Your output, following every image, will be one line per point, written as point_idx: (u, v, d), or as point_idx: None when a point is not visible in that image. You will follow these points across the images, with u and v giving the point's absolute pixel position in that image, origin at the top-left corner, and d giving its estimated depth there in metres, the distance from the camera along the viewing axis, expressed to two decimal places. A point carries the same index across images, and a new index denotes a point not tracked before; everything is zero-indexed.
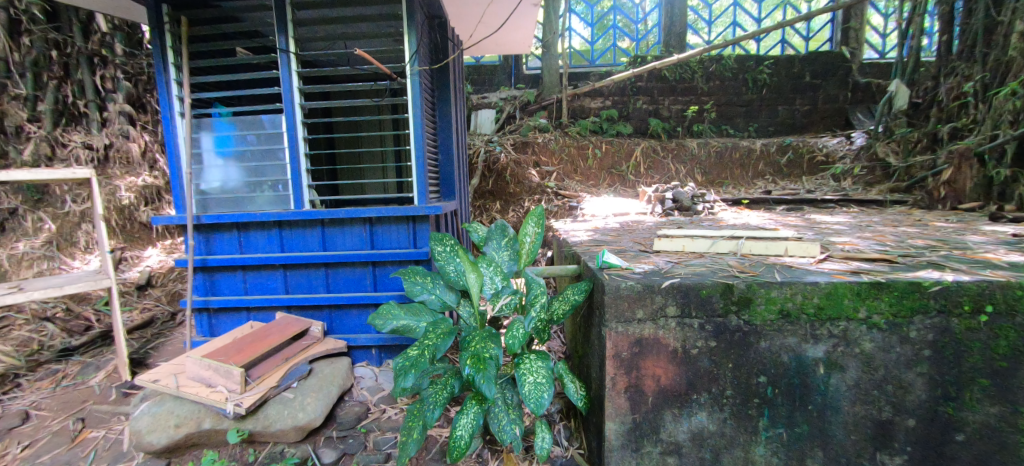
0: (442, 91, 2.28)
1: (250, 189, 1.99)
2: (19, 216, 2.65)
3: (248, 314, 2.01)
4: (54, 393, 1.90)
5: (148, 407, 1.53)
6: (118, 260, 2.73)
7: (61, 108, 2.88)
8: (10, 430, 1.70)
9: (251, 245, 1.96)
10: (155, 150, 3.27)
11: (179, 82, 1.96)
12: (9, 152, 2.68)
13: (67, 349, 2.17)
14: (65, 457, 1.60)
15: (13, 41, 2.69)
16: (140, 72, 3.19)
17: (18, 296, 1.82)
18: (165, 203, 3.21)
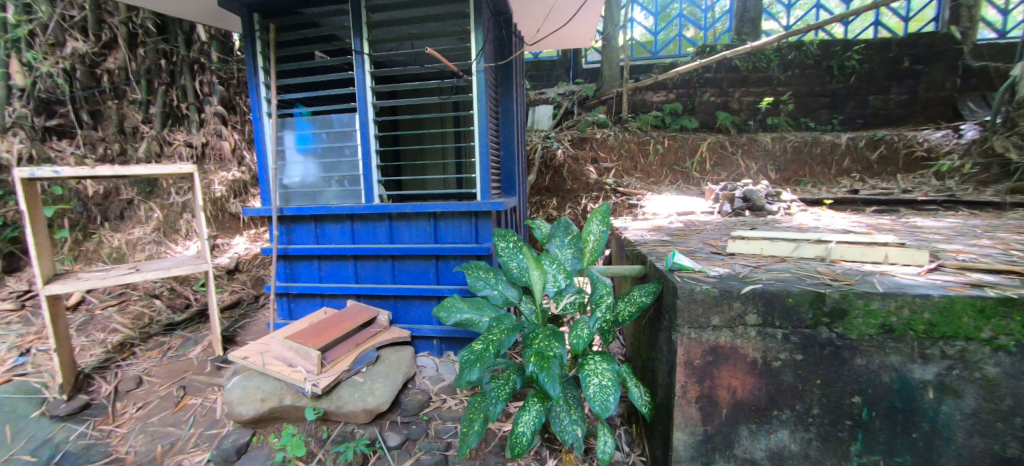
0: (504, 88, 2.28)
1: (326, 183, 2.13)
2: (134, 205, 3.04)
3: (322, 300, 2.15)
4: (161, 362, 2.16)
5: (239, 381, 1.69)
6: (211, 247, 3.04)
7: (168, 111, 3.27)
8: (128, 392, 1.96)
9: (327, 237, 2.10)
10: (243, 148, 3.59)
11: (267, 84, 2.13)
12: (128, 150, 3.09)
13: (171, 324, 2.45)
14: (172, 419, 1.82)
15: (131, 52, 3.07)
16: (232, 76, 3.53)
17: (135, 276, 2.06)
18: (250, 195, 3.52)
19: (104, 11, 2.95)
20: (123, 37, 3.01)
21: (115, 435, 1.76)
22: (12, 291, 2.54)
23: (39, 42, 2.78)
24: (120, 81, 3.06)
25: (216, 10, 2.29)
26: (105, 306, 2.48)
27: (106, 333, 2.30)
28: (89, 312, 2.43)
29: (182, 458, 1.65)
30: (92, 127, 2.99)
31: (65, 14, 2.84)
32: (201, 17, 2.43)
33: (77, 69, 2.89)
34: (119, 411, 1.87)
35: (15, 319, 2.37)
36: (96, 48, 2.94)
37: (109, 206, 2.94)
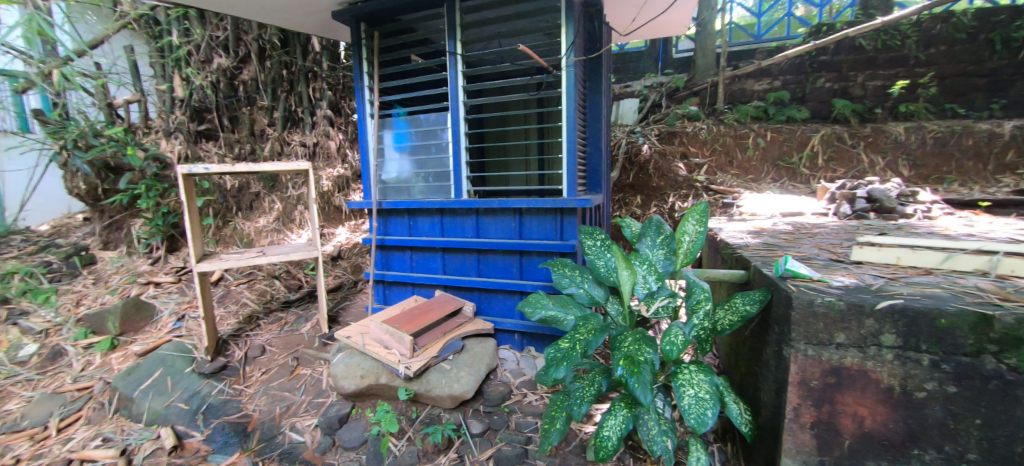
0: (593, 82, 2.23)
1: (419, 179, 2.26)
2: (260, 198, 3.50)
3: (413, 289, 2.29)
4: (279, 334, 2.47)
5: (343, 357, 1.87)
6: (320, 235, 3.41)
7: (287, 115, 3.71)
8: (254, 358, 2.27)
9: (419, 229, 2.23)
10: (346, 146, 3.86)
11: (370, 88, 2.31)
12: (257, 150, 3.60)
13: (287, 301, 2.79)
14: (288, 385, 2.07)
15: (262, 65, 3.52)
16: (340, 81, 3.85)
17: (262, 260, 2.38)
18: (353, 189, 3.82)
19: (240, 30, 3.40)
20: (255, 52, 3.46)
21: (244, 394, 2.05)
22: (172, 267, 3.09)
23: (195, 60, 3.39)
24: (251, 90, 3.57)
25: (328, 22, 2.53)
26: (238, 283, 2.91)
27: (239, 306, 2.70)
28: (226, 287, 2.86)
29: (295, 421, 1.87)
30: (231, 130, 3.58)
31: (212, 34, 3.36)
32: (315, 29, 2.69)
33: (220, 81, 3.44)
34: (248, 374, 2.18)
35: (175, 290, 2.87)
36: (234, 62, 3.43)
37: (242, 198, 3.45)
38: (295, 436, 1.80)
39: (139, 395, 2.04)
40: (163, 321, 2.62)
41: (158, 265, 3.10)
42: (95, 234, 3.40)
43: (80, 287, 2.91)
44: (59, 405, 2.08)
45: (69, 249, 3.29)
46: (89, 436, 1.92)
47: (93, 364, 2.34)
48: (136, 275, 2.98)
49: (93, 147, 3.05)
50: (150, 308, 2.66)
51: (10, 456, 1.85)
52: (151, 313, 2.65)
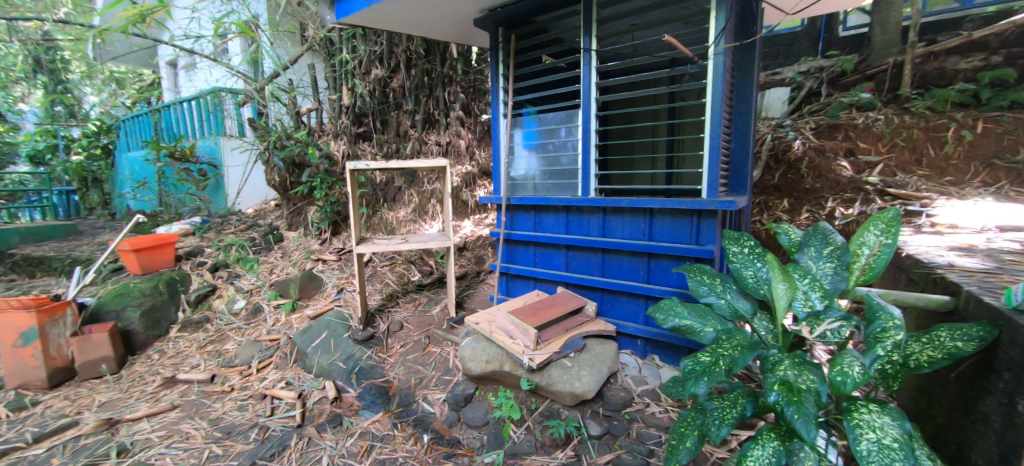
0: (743, 71, 2.00)
1: (546, 177, 2.30)
2: (402, 191, 3.93)
3: (535, 283, 2.35)
4: (414, 314, 2.76)
5: (470, 341, 2.01)
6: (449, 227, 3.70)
7: (426, 117, 3.96)
8: (395, 332, 2.58)
9: (544, 226, 2.28)
10: (475, 145, 4.02)
11: (505, 89, 2.42)
12: (401, 149, 4.05)
13: (421, 285, 3.10)
14: (422, 359, 2.31)
15: (410, 74, 3.84)
16: (473, 84, 3.95)
17: (405, 245, 2.67)
18: (478, 186, 4.00)
19: (393, 44, 3.79)
20: (404, 61, 3.80)
21: (386, 362, 2.34)
22: (334, 247, 3.67)
23: (359, 72, 3.96)
24: (398, 95, 3.96)
25: (468, 29, 2.72)
26: (382, 265, 3.33)
27: (383, 285, 3.09)
28: (374, 268, 3.31)
29: (427, 393, 2.07)
30: (382, 132, 4.09)
31: (371, 49, 3.84)
32: (454, 37, 2.93)
33: (376, 89, 3.94)
34: (389, 345, 2.48)
35: (336, 267, 3.41)
36: (387, 72, 3.87)
37: (387, 191, 3.96)
38: (427, 405, 1.99)
39: (311, 351, 2.47)
40: (327, 291, 3.13)
41: (325, 245, 3.73)
42: (283, 217, 4.25)
43: (272, 259, 3.65)
44: (258, 350, 2.65)
45: (265, 229, 4.15)
46: (276, 379, 2.39)
47: (280, 321, 2.92)
48: (310, 253, 3.63)
49: (286, 148, 3.80)
50: (319, 280, 3.21)
51: (228, 384, 2.40)
52: (319, 284, 3.20)
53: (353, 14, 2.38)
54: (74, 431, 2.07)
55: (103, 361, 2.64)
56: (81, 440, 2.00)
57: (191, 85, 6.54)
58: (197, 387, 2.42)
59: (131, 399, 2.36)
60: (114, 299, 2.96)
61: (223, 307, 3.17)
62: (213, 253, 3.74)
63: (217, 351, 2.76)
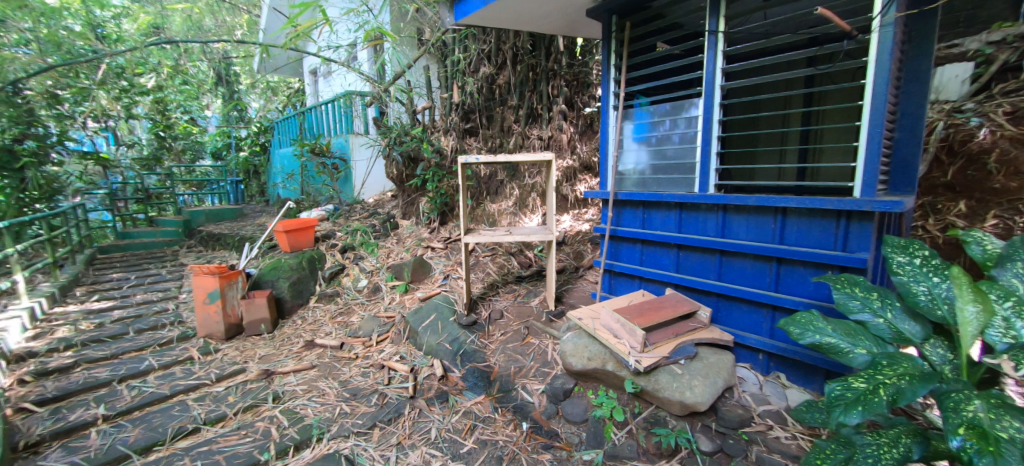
0: (917, 44, 1.65)
1: (658, 171, 2.18)
2: (504, 184, 4.04)
3: (640, 282, 2.26)
4: (514, 304, 2.83)
5: (572, 336, 2.00)
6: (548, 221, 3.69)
7: (530, 112, 3.95)
8: (496, 320, 2.68)
9: (653, 222, 2.16)
10: (577, 139, 3.87)
11: (616, 79, 2.33)
12: (504, 143, 4.13)
13: (520, 276, 3.16)
14: (521, 349, 2.37)
15: (515, 70, 3.88)
16: (576, 77, 3.76)
17: (509, 237, 2.74)
18: (579, 180, 3.93)
19: (500, 42, 3.87)
20: (510, 57, 3.84)
21: (488, 348, 2.43)
22: (442, 236, 3.93)
23: (469, 70, 4.13)
24: (503, 91, 4.04)
25: (579, 21, 2.68)
26: (484, 255, 3.48)
27: (485, 275, 3.23)
28: (477, 257, 3.47)
29: (526, 382, 2.11)
30: (487, 127, 4.23)
31: (481, 48, 3.98)
32: (562, 30, 2.90)
33: (484, 86, 4.08)
34: (491, 332, 2.58)
35: (443, 254, 3.65)
36: (494, 69, 3.98)
37: (491, 184, 4.11)
38: (526, 394, 2.03)
39: (421, 330, 2.68)
40: (435, 277, 3.38)
41: (434, 234, 4.02)
42: (399, 207, 4.69)
43: (389, 244, 4.05)
44: (377, 325, 2.96)
45: (384, 217, 4.62)
46: (392, 352, 2.66)
47: (395, 300, 3.23)
48: (421, 240, 3.94)
49: (404, 143, 4.18)
50: (428, 266, 3.48)
51: (354, 352, 2.72)
52: (428, 269, 3.46)
53: (471, 15, 2.51)
54: (243, 376, 2.52)
55: (262, 322, 3.19)
56: (247, 384, 2.43)
57: (328, 91, 7.53)
58: (330, 351, 2.79)
59: (282, 355, 2.81)
60: (270, 271, 3.53)
61: (349, 284, 3.62)
62: (343, 236, 4.28)
63: (344, 322, 3.15)
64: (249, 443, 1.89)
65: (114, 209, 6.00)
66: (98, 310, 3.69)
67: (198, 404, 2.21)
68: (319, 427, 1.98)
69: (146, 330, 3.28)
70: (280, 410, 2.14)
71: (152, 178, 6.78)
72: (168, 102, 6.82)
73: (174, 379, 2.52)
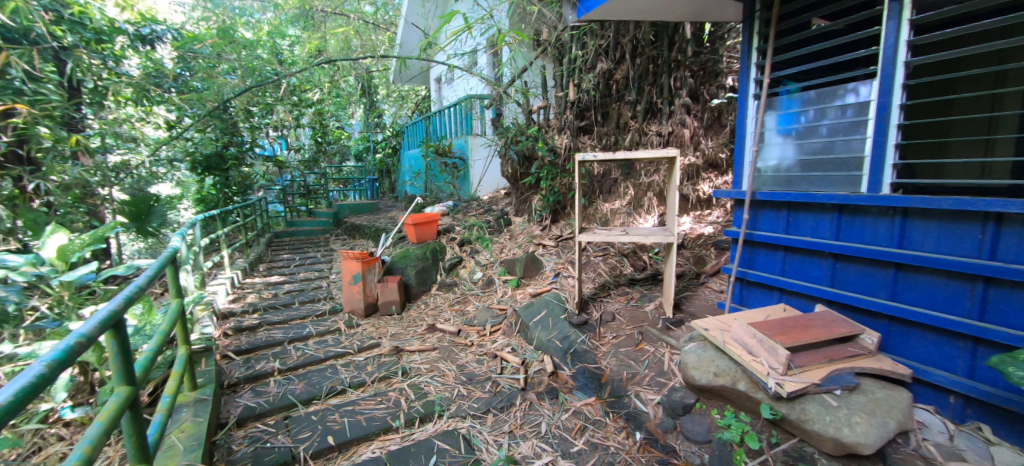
0: None
1: (810, 168, 1.88)
2: (619, 183, 3.88)
3: (780, 295, 1.99)
4: (627, 307, 2.70)
5: (695, 347, 1.84)
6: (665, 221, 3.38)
7: (648, 107, 3.68)
8: (607, 322, 2.59)
9: (801, 227, 1.88)
10: (702, 134, 3.46)
11: (759, 64, 2.07)
12: (620, 140, 3.90)
13: (634, 279, 2.99)
14: (634, 355, 2.26)
15: (634, 63, 3.65)
16: (704, 66, 3.37)
17: (626, 237, 2.60)
18: (701, 179, 3.54)
19: (619, 35, 3.65)
20: (629, 50, 3.60)
21: (599, 350, 2.37)
22: (553, 234, 3.95)
23: (585, 66, 3.96)
24: (620, 86, 3.85)
25: (713, 5, 2.44)
26: (596, 255, 3.39)
27: (596, 275, 3.15)
28: (588, 256, 3.40)
29: (640, 390, 2.01)
30: (602, 124, 4.07)
31: (598, 44, 3.82)
32: (689, 17, 2.69)
33: (600, 82, 3.91)
34: (602, 334, 2.50)
35: (554, 252, 3.67)
36: (611, 64, 3.79)
37: (604, 183, 4.01)
38: (640, 403, 1.93)
39: (532, 325, 2.73)
40: (546, 274, 3.41)
41: (546, 231, 4.06)
42: (513, 204, 4.86)
43: (502, 240, 4.22)
44: (491, 316, 3.11)
45: (498, 213, 4.84)
46: (505, 343, 2.76)
47: (507, 294, 3.36)
48: (533, 237, 4.02)
49: (520, 142, 4.30)
50: (539, 263, 3.52)
51: (469, 340, 2.89)
52: (539, 266, 3.52)
53: (596, 10, 2.45)
54: (378, 350, 2.87)
55: (393, 303, 3.58)
56: (382, 357, 2.75)
57: (451, 95, 8.08)
58: (449, 336, 3.01)
59: (409, 335, 3.11)
60: (401, 259, 3.94)
61: (466, 276, 3.87)
62: (461, 230, 4.59)
63: (461, 310, 3.38)
64: (384, 409, 2.13)
65: (285, 203, 7.34)
66: (274, 283, 4.56)
67: (344, 369, 2.58)
68: (441, 404, 2.15)
69: (307, 302, 3.96)
70: (407, 384, 2.38)
71: (312, 176, 8.12)
72: (325, 112, 8.08)
73: (327, 345, 2.97)
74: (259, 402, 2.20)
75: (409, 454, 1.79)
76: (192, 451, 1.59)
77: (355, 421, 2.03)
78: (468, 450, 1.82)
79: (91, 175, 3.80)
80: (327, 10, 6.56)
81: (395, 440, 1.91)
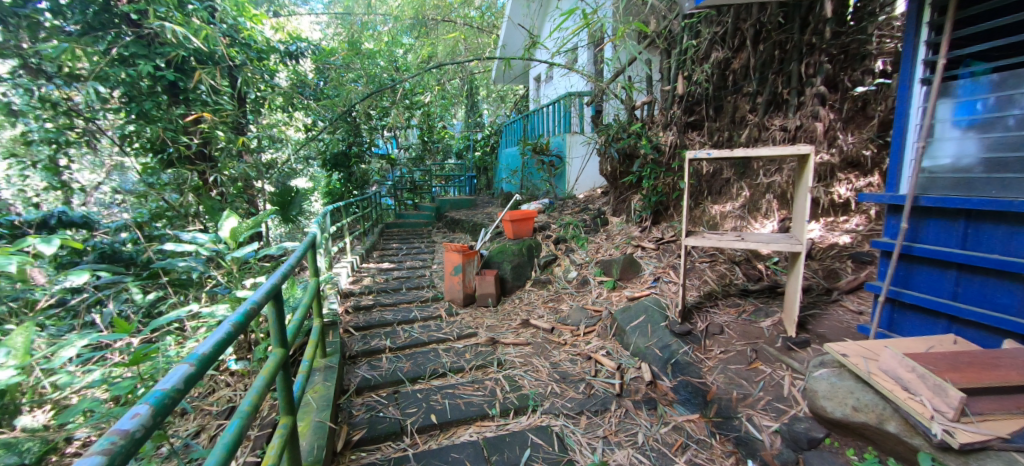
0: None
1: (1003, 169, 1.51)
2: (731, 183, 3.52)
3: (949, 324, 1.64)
4: (737, 321, 2.44)
5: (829, 374, 1.63)
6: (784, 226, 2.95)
7: (772, 98, 3.11)
8: (714, 335, 2.37)
9: (985, 243, 1.52)
10: (840, 129, 2.77)
11: (930, 42, 1.71)
12: (734, 137, 3.42)
13: (747, 289, 2.69)
14: (746, 374, 2.05)
15: (755, 49, 3.16)
16: (847, 48, 2.70)
17: (741, 243, 2.33)
18: (837, 180, 2.84)
19: (741, 19, 3.21)
20: (750, 35, 3.14)
21: (704, 364, 2.19)
22: (654, 236, 3.74)
23: (698, 58, 3.60)
24: (739, 76, 3.35)
25: None
26: (702, 260, 3.12)
27: (701, 282, 2.90)
28: (692, 262, 3.14)
29: (753, 414, 1.82)
30: (714, 119, 3.62)
31: (714, 31, 3.42)
32: None
33: (715, 73, 3.48)
34: (707, 347, 2.30)
35: (654, 255, 3.47)
36: (728, 53, 3.36)
37: (714, 183, 3.68)
38: (752, 428, 1.76)
39: (629, 330, 2.62)
40: (645, 278, 3.24)
41: (646, 233, 3.86)
42: (610, 204, 4.71)
43: (598, 239, 4.12)
44: (585, 317, 3.06)
45: (595, 212, 4.74)
46: (599, 346, 2.70)
47: (603, 295, 3.28)
48: (631, 238, 3.87)
49: (622, 140, 4.13)
50: (638, 266, 3.37)
51: (562, 339, 2.88)
52: (637, 269, 3.36)
53: None
54: (475, 339, 3.00)
55: (489, 296, 3.71)
56: (478, 347, 2.87)
57: (550, 93, 8.09)
58: (543, 333, 3.03)
59: (504, 328, 3.20)
60: (498, 254, 4.06)
61: (561, 274, 3.87)
62: (557, 229, 4.61)
63: (554, 308, 3.39)
64: (481, 396, 2.22)
65: (396, 197, 8.08)
66: (386, 269, 5.04)
67: (444, 354, 2.75)
68: (534, 399, 2.17)
69: (413, 289, 4.30)
70: (502, 375, 2.46)
71: (419, 173, 8.81)
72: (432, 114, 8.69)
73: (429, 330, 3.19)
74: (374, 375, 2.45)
75: (504, 444, 1.85)
76: (323, 410, 1.83)
77: (454, 404, 2.15)
78: (561, 448, 1.82)
79: (251, 170, 4.58)
80: (437, 18, 7.03)
81: (491, 427, 1.98)
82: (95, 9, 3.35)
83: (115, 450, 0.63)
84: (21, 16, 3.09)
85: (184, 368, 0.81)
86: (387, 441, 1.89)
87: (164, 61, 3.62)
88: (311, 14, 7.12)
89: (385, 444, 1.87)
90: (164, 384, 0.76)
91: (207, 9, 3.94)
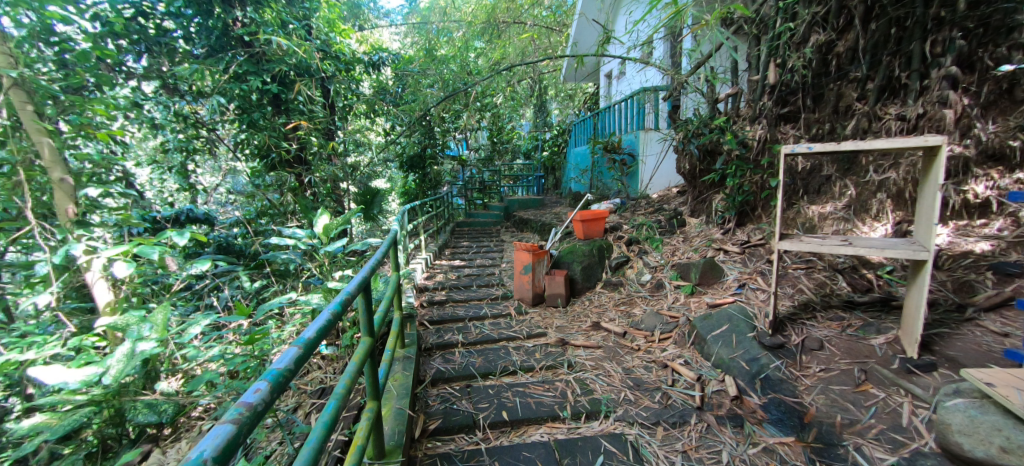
0: None
1: None
2: (832, 182, 3.14)
3: None
4: (841, 336, 2.16)
5: (965, 405, 1.45)
6: (900, 231, 2.56)
7: (887, 83, 2.71)
8: (812, 350, 2.12)
9: None
10: (977, 116, 2.33)
11: None
12: (837, 129, 3.02)
13: (852, 301, 2.37)
14: (851, 397, 1.83)
15: (863, 29, 2.71)
16: (986, 20, 2.27)
17: (848, 249, 2.04)
18: (971, 176, 2.38)
19: None
20: (858, 14, 2.67)
21: (800, 382, 1.98)
22: (738, 239, 3.46)
23: (790, 43, 3.13)
24: (844, 61, 2.92)
25: None
26: (796, 267, 2.81)
27: (794, 290, 2.61)
28: (783, 268, 2.85)
29: (862, 444, 1.63)
30: (812, 109, 3.21)
31: (812, 11, 2.89)
32: None
33: (815, 59, 3.03)
34: (804, 363, 2.07)
35: (739, 260, 3.20)
36: (831, 35, 2.88)
37: (811, 181, 3.30)
38: (862, 459, 1.57)
39: (710, 339, 2.43)
40: (728, 284, 3.00)
41: (729, 236, 3.59)
42: (689, 203, 4.44)
43: (674, 241, 3.90)
44: (660, 322, 2.91)
45: (671, 213, 4.49)
46: (676, 354, 2.55)
47: (680, 300, 3.10)
48: (712, 241, 3.61)
49: (704, 136, 3.89)
50: (720, 270, 3.13)
51: (636, 344, 2.77)
52: (720, 274, 3.12)
53: None
54: (544, 339, 2.99)
55: (559, 296, 3.66)
56: (548, 347, 2.86)
57: (625, 89, 7.80)
58: (614, 336, 2.93)
59: (574, 329, 3.15)
60: (568, 254, 4.01)
61: (633, 277, 3.72)
62: (629, 230, 4.45)
63: (626, 311, 3.26)
64: (551, 397, 2.20)
65: (466, 197, 8.34)
66: (457, 266, 5.23)
67: (514, 352, 2.77)
68: (607, 405, 2.11)
69: (483, 286, 4.40)
70: (573, 377, 2.42)
71: (488, 173, 9.00)
72: (502, 115, 8.84)
73: (499, 328, 3.24)
74: (447, 368, 2.54)
75: (577, 448, 1.81)
76: (403, 397, 1.93)
77: (524, 402, 2.15)
78: (636, 458, 1.75)
79: (339, 172, 4.99)
80: (508, 20, 7.11)
81: (562, 429, 1.95)
82: (217, 33, 3.87)
83: (243, 420, 0.71)
84: (162, 43, 3.57)
85: (294, 350, 0.89)
86: (461, 433, 1.95)
87: (269, 76, 4.06)
88: (391, 26, 7.57)
89: (459, 436, 1.93)
90: (280, 363, 0.84)
91: (304, 27, 4.34)
